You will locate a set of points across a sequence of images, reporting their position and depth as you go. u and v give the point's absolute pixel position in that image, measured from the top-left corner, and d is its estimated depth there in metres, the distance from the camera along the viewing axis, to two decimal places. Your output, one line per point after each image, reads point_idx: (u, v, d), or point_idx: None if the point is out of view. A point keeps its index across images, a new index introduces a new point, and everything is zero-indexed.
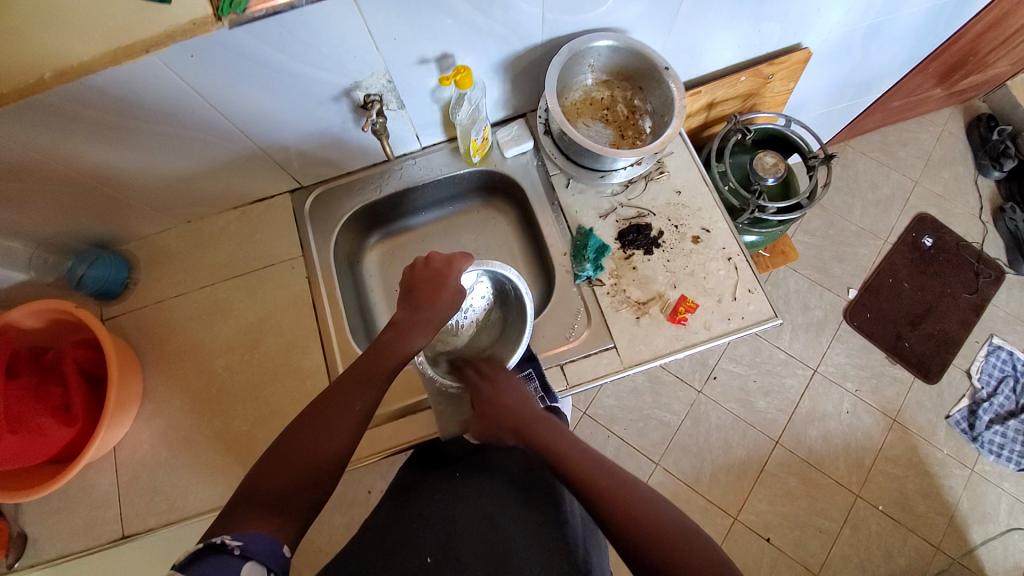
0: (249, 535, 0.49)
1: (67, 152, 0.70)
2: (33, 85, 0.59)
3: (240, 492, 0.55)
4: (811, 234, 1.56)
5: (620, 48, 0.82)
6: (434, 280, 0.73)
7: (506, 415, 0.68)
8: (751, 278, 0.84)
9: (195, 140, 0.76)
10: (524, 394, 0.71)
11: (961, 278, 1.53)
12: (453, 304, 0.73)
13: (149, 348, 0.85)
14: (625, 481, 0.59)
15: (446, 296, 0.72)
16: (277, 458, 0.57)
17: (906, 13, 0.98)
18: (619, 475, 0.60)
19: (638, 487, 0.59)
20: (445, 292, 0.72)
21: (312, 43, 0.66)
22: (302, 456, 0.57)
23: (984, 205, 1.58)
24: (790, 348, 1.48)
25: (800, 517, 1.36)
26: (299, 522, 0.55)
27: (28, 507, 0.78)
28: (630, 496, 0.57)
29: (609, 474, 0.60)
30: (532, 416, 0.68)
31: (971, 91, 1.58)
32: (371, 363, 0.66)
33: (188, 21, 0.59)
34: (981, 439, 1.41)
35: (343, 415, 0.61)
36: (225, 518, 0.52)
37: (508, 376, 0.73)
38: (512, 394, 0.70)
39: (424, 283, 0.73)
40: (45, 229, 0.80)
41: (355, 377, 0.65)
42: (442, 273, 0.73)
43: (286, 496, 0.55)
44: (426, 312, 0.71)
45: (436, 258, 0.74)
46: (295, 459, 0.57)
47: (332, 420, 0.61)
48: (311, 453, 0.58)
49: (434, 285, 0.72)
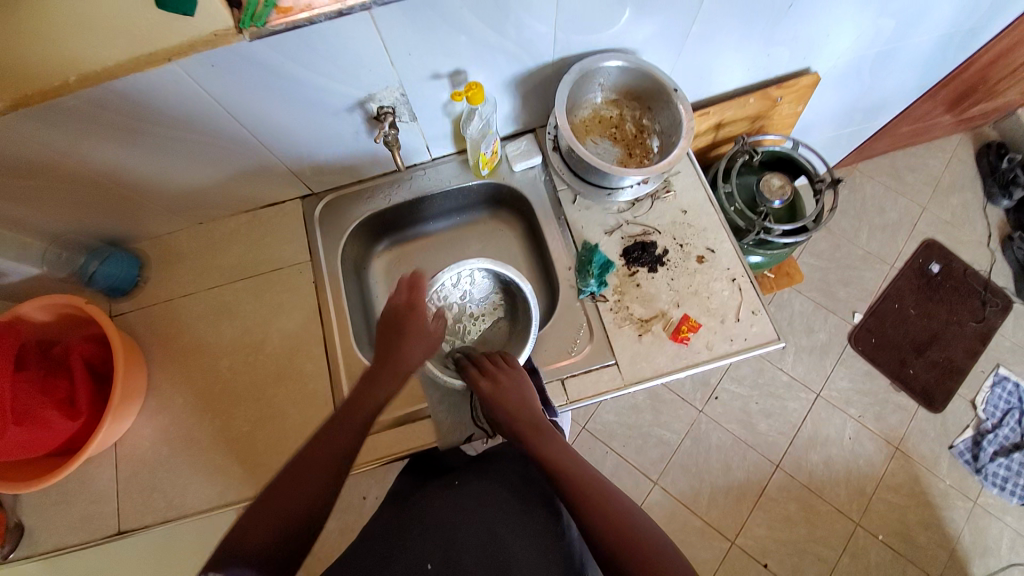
0: None
1: (87, 152, 0.72)
2: (60, 86, 0.61)
3: (224, 548, 0.54)
4: (817, 256, 1.56)
5: (630, 69, 0.83)
6: (398, 329, 0.74)
7: (510, 419, 0.70)
8: (755, 299, 0.84)
9: (211, 146, 0.78)
10: (527, 397, 0.72)
11: (967, 306, 1.52)
12: (421, 347, 0.74)
13: (156, 345, 0.86)
14: (617, 499, 0.60)
15: (414, 338, 0.74)
16: (255, 516, 0.57)
17: (916, 40, 0.98)
18: (614, 494, 0.61)
19: (628, 505, 0.60)
20: (410, 339, 0.74)
21: (330, 56, 0.68)
22: (286, 504, 0.57)
23: (993, 233, 1.57)
24: (793, 370, 1.47)
25: (799, 543, 1.34)
26: None
27: (26, 499, 0.79)
28: (623, 516, 0.58)
29: (604, 492, 0.61)
30: (532, 423, 0.70)
31: (980, 119, 1.58)
32: (348, 413, 0.68)
33: (210, 33, 0.61)
34: (984, 472, 1.39)
35: (320, 460, 0.62)
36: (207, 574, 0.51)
37: (510, 377, 0.74)
38: (515, 398, 0.72)
39: (387, 334, 0.74)
40: (57, 224, 0.82)
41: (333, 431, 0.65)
42: (400, 323, 0.74)
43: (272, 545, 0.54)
44: (393, 360, 0.72)
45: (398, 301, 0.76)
46: (278, 510, 0.57)
47: (306, 470, 0.61)
48: (291, 502, 0.58)
49: (399, 334, 0.74)
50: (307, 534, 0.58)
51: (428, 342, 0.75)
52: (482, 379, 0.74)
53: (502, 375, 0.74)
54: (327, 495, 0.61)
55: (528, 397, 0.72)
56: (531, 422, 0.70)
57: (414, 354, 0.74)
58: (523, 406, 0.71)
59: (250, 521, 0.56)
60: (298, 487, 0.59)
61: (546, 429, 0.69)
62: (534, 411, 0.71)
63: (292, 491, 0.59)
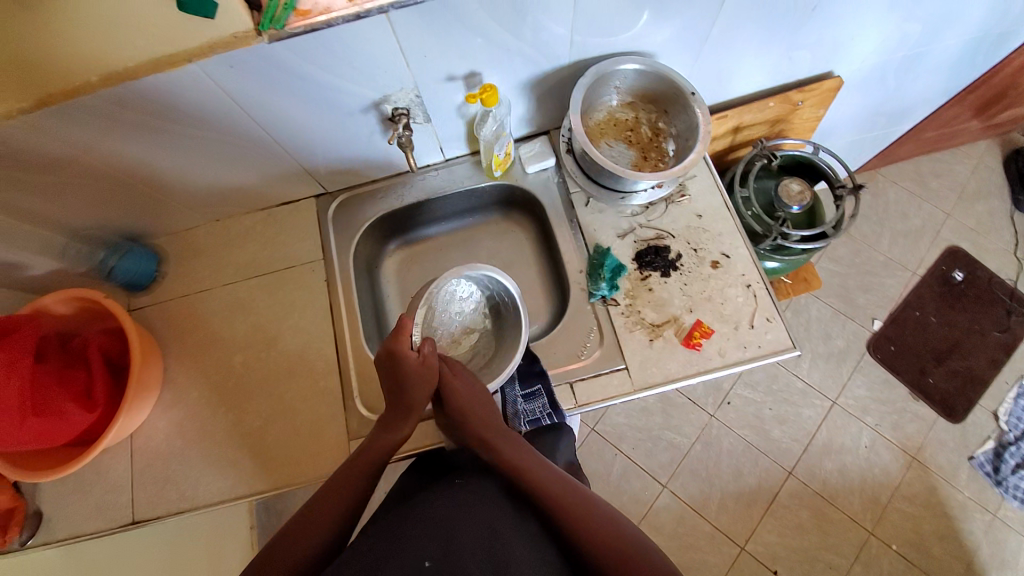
0: None
1: (109, 149, 0.73)
2: (78, 87, 0.62)
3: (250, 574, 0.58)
4: (836, 261, 1.53)
5: (647, 72, 0.82)
6: (395, 377, 0.74)
7: (472, 419, 0.74)
8: (770, 306, 0.83)
9: (228, 146, 0.79)
10: (483, 397, 0.77)
11: (991, 315, 1.48)
12: (419, 386, 0.73)
13: (171, 340, 0.88)
14: (596, 507, 0.66)
15: (410, 378, 0.73)
16: (281, 543, 0.60)
17: (945, 44, 0.96)
18: (593, 504, 0.67)
19: (606, 512, 0.66)
20: (411, 386, 0.73)
21: (346, 57, 0.68)
22: (310, 531, 0.61)
23: (1020, 241, 1.52)
24: (809, 377, 1.45)
25: (810, 551, 1.32)
26: None
27: (45, 486, 0.81)
28: (602, 522, 0.64)
29: (583, 502, 0.66)
30: (494, 426, 0.74)
31: (1010, 124, 1.53)
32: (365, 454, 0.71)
33: (230, 35, 0.61)
34: (1005, 484, 1.36)
35: (337, 493, 0.66)
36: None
37: (472, 383, 0.78)
38: (474, 399, 0.76)
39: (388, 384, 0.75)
40: (78, 220, 0.83)
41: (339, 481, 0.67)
42: (394, 371, 0.74)
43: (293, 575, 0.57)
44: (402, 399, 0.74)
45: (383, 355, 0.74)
46: (300, 538, 0.61)
47: (325, 504, 0.64)
48: (314, 532, 0.61)
49: (397, 382, 0.74)
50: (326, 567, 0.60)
51: (422, 378, 0.73)
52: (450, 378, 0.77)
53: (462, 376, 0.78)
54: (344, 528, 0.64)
55: (483, 397, 0.77)
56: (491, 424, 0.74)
57: (420, 396, 0.74)
58: (486, 410, 0.75)
59: (274, 550, 0.60)
60: (321, 519, 0.63)
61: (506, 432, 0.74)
62: (491, 413, 0.76)
63: (317, 521, 0.63)
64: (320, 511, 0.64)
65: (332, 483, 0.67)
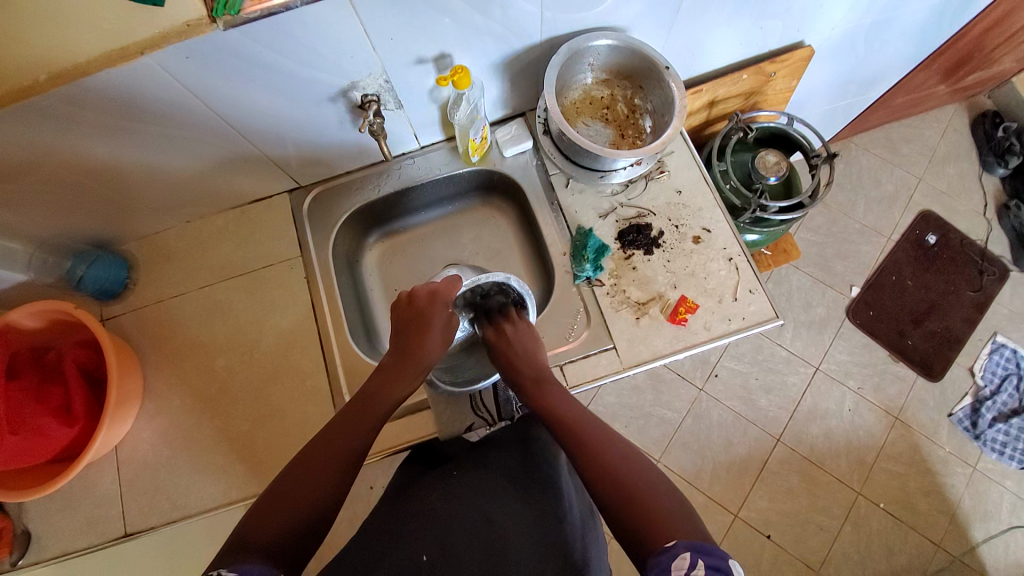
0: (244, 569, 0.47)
1: (65, 151, 0.70)
2: (29, 87, 0.59)
3: (233, 538, 0.54)
4: (814, 231, 1.55)
5: (620, 47, 0.81)
6: (419, 321, 0.73)
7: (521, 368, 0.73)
8: (752, 278, 0.83)
9: (189, 140, 0.75)
10: (536, 354, 0.75)
11: (964, 275, 1.52)
12: (439, 344, 0.73)
13: (149, 347, 0.85)
14: (631, 461, 0.63)
15: (433, 337, 0.73)
16: (270, 504, 0.57)
17: (912, 8, 0.96)
18: (633, 468, 0.62)
19: (645, 468, 0.62)
20: (432, 332, 0.73)
21: (308, 43, 0.65)
22: (301, 496, 0.58)
23: (989, 202, 1.56)
24: (792, 346, 1.47)
25: (801, 514, 1.36)
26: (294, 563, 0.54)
27: (30, 505, 0.79)
28: (635, 480, 0.60)
29: (618, 453, 0.63)
30: (539, 373, 0.73)
31: (976, 88, 1.56)
32: (357, 416, 0.68)
33: (183, 23, 0.59)
34: (983, 438, 1.41)
35: (328, 456, 0.62)
36: (222, 556, 0.51)
37: (525, 336, 0.76)
38: (528, 348, 0.75)
39: (405, 326, 0.73)
40: (44, 230, 0.81)
41: (324, 442, 0.64)
42: (423, 313, 0.73)
43: (300, 525, 0.56)
44: (413, 358, 0.72)
45: (418, 294, 0.74)
46: (290, 502, 0.57)
47: (313, 466, 0.61)
48: (307, 496, 0.58)
49: (420, 326, 0.73)
50: (323, 521, 0.59)
51: (448, 335, 0.74)
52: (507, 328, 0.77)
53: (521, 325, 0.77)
54: (332, 502, 0.60)
55: (537, 349, 0.75)
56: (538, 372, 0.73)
57: (433, 348, 0.73)
58: (531, 360, 0.74)
59: (260, 512, 0.56)
60: (310, 484, 0.59)
61: (549, 379, 0.73)
62: (541, 362, 0.74)
63: (308, 486, 0.59)
64: (307, 475, 0.60)
65: (322, 443, 0.64)
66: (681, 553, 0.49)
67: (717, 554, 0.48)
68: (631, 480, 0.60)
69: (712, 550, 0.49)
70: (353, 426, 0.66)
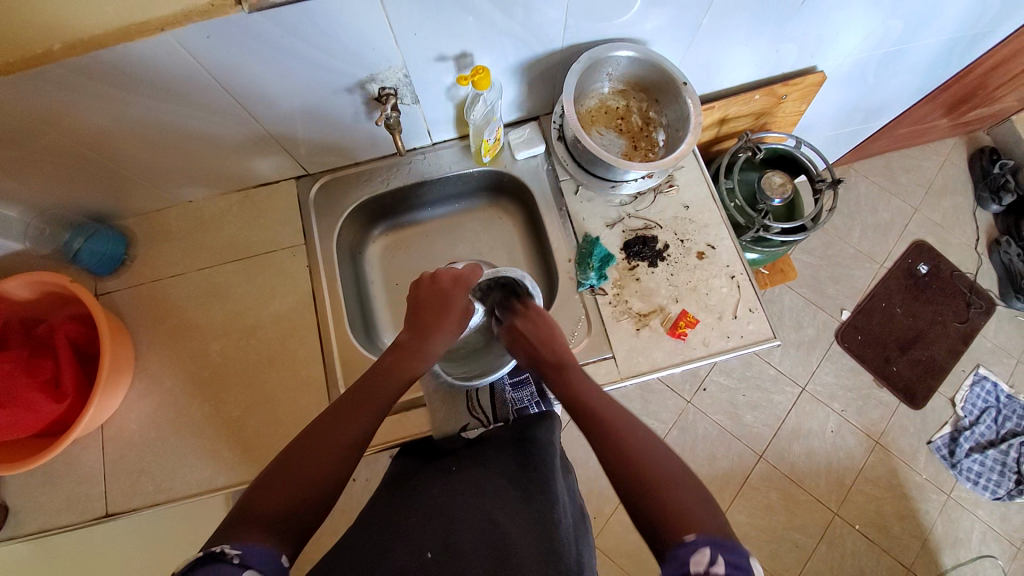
0: (247, 546, 0.46)
1: (70, 121, 0.68)
2: (41, 55, 0.58)
3: (235, 511, 0.52)
4: (810, 253, 1.57)
5: (640, 60, 0.82)
6: (440, 300, 0.75)
7: (542, 352, 0.73)
8: (753, 297, 0.84)
9: (200, 119, 0.74)
10: (557, 339, 0.75)
11: (953, 306, 1.55)
12: (457, 326, 0.74)
13: (143, 326, 0.84)
14: (652, 447, 0.59)
15: (451, 318, 0.74)
16: (275, 477, 0.55)
17: (924, 43, 0.98)
18: (656, 455, 0.58)
19: (653, 447, 0.59)
20: (450, 314, 0.74)
21: (331, 32, 0.65)
22: (305, 471, 0.56)
23: (981, 237, 1.60)
24: (781, 365, 1.49)
25: (778, 530, 1.38)
26: (297, 540, 0.52)
27: (10, 479, 0.77)
28: (644, 463, 0.57)
29: (630, 428, 0.61)
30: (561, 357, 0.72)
31: (976, 124, 1.59)
32: (369, 392, 0.66)
33: (206, 3, 0.58)
34: (960, 466, 1.44)
35: (334, 437, 0.60)
36: (219, 534, 0.49)
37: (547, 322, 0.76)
38: (549, 335, 0.75)
39: (425, 305, 0.74)
40: (43, 199, 0.79)
41: (332, 417, 0.62)
42: (446, 294, 0.75)
43: (305, 505, 0.54)
44: (429, 335, 0.72)
45: (442, 277, 0.77)
46: (299, 474, 0.56)
47: (320, 445, 0.59)
48: (313, 472, 0.56)
49: (441, 305, 0.74)
50: (330, 501, 0.57)
51: (466, 319, 0.75)
52: (517, 319, 0.78)
53: (530, 312, 0.77)
54: (339, 484, 0.58)
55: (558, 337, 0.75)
56: (560, 357, 0.72)
57: (449, 332, 0.74)
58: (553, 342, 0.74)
59: (267, 486, 0.54)
60: (319, 460, 0.57)
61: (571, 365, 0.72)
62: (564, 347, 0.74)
63: (315, 462, 0.57)
64: (314, 452, 0.58)
65: (327, 417, 0.62)
66: (701, 549, 0.46)
67: (737, 551, 0.46)
68: (642, 460, 0.57)
69: (735, 547, 0.46)
70: (366, 402, 0.64)
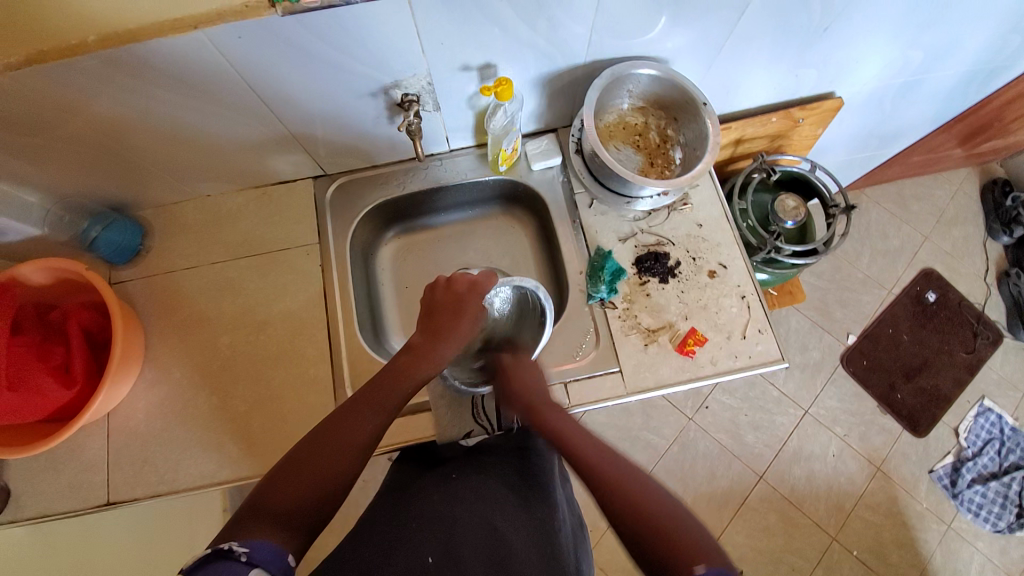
0: (255, 543, 0.46)
1: (99, 111, 0.69)
2: (76, 46, 0.59)
3: (242, 509, 0.52)
4: (818, 276, 1.57)
5: (660, 78, 0.82)
6: (454, 306, 0.74)
7: (516, 401, 0.74)
8: (762, 318, 0.84)
9: (226, 116, 0.75)
10: (537, 386, 0.75)
11: (959, 335, 1.54)
12: (468, 334, 0.74)
13: (154, 317, 0.85)
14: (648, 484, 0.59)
15: (464, 324, 0.73)
16: (284, 475, 0.55)
17: (943, 73, 0.98)
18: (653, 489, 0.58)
19: (638, 477, 0.60)
20: (463, 321, 0.73)
21: (361, 38, 0.66)
22: (314, 471, 0.56)
23: (991, 268, 1.59)
24: (784, 387, 1.49)
25: (775, 553, 1.37)
26: (305, 536, 0.52)
27: (14, 463, 0.78)
28: (635, 494, 0.58)
29: (615, 464, 0.62)
30: (544, 405, 0.72)
31: (990, 155, 1.59)
32: (378, 395, 0.66)
33: (240, 4, 0.59)
34: (961, 497, 1.43)
35: (341, 438, 0.60)
36: (227, 530, 0.49)
37: (528, 369, 0.77)
38: (530, 383, 0.75)
39: (440, 309, 0.74)
40: (63, 186, 0.80)
41: (341, 418, 0.62)
42: (461, 300, 0.74)
43: (313, 505, 0.54)
44: (441, 341, 0.72)
45: (458, 282, 0.75)
46: (308, 474, 0.56)
47: (327, 446, 0.59)
48: (321, 474, 0.57)
49: (455, 311, 0.73)
50: (337, 500, 0.58)
51: (478, 326, 0.75)
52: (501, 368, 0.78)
53: (513, 359, 0.78)
54: (347, 485, 0.59)
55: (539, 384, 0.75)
56: (530, 403, 0.72)
57: (460, 338, 0.73)
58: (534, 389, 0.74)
59: (275, 483, 0.55)
60: (328, 460, 0.58)
61: (556, 412, 0.72)
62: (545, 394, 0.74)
63: (323, 462, 0.58)
64: (322, 451, 0.58)
65: (337, 418, 0.62)
66: None
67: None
68: (637, 494, 0.58)
69: None
70: (374, 405, 0.65)
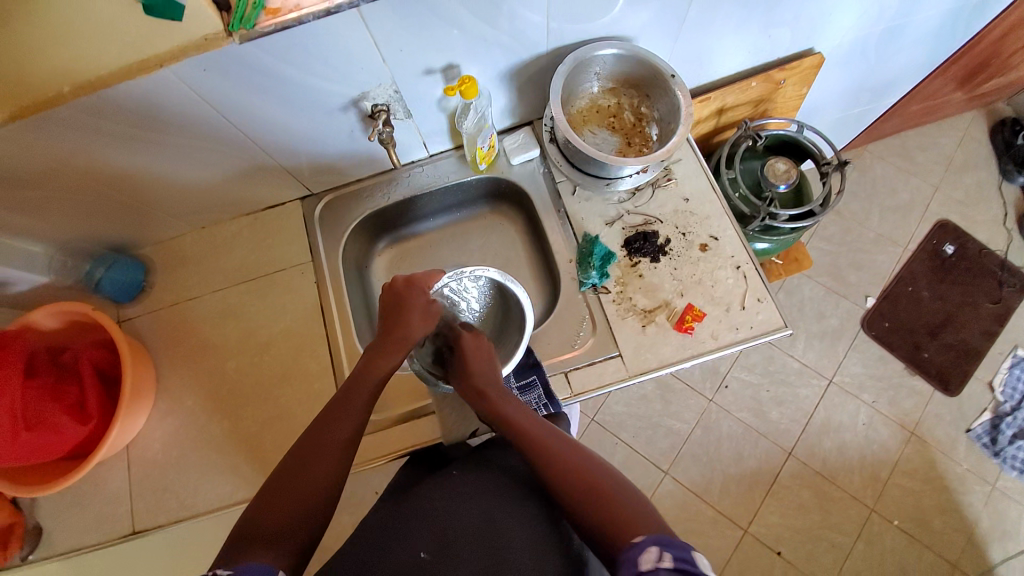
0: (245, 564, 0.48)
1: (86, 159, 0.72)
2: (53, 97, 0.62)
3: (238, 530, 0.54)
4: (828, 241, 1.53)
5: (625, 56, 0.82)
6: (400, 303, 0.73)
7: (472, 377, 0.71)
8: (760, 287, 0.83)
9: (203, 149, 0.77)
10: (489, 363, 0.73)
11: (983, 286, 1.48)
12: (423, 326, 0.73)
13: (161, 349, 0.88)
14: (598, 465, 0.60)
15: (414, 317, 0.72)
16: (277, 488, 0.57)
17: (924, 15, 0.96)
18: (605, 473, 0.59)
19: (601, 466, 0.60)
20: (412, 316, 0.72)
21: (320, 56, 0.68)
22: (304, 481, 0.58)
23: (1009, 212, 1.53)
24: (804, 357, 1.45)
25: (813, 530, 1.33)
26: (298, 549, 0.54)
27: (43, 502, 0.81)
28: (596, 484, 0.57)
29: (562, 444, 0.62)
30: (495, 383, 0.71)
31: (993, 95, 1.54)
32: (350, 395, 0.66)
33: (200, 38, 0.61)
34: (1003, 455, 1.37)
35: (328, 448, 0.61)
36: (224, 555, 0.51)
37: (479, 347, 0.73)
38: (479, 361, 0.73)
39: (388, 309, 0.73)
40: (64, 234, 0.84)
41: (320, 422, 0.63)
42: (404, 296, 0.74)
43: (305, 516, 0.56)
44: (394, 337, 0.71)
45: (398, 281, 0.75)
46: (297, 485, 0.57)
47: (317, 455, 0.60)
48: (310, 483, 0.58)
49: (400, 309, 0.73)
50: (331, 505, 0.59)
51: (430, 317, 0.73)
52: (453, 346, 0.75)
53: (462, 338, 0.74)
54: (336, 490, 0.60)
55: (490, 362, 0.73)
56: (492, 381, 0.70)
57: (416, 328, 0.72)
58: (484, 365, 0.72)
59: (268, 498, 0.56)
60: (316, 468, 0.59)
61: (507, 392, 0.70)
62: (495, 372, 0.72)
63: (310, 471, 0.59)
64: (308, 460, 0.59)
65: (318, 423, 0.63)
66: (648, 547, 0.47)
67: (682, 544, 0.47)
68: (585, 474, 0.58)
69: (676, 542, 0.47)
70: (348, 405, 0.65)
